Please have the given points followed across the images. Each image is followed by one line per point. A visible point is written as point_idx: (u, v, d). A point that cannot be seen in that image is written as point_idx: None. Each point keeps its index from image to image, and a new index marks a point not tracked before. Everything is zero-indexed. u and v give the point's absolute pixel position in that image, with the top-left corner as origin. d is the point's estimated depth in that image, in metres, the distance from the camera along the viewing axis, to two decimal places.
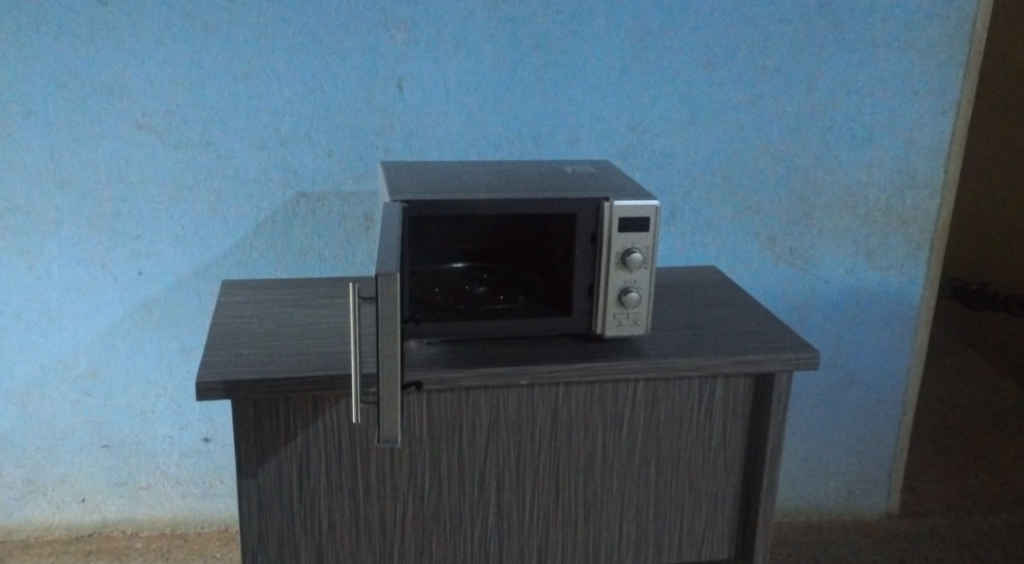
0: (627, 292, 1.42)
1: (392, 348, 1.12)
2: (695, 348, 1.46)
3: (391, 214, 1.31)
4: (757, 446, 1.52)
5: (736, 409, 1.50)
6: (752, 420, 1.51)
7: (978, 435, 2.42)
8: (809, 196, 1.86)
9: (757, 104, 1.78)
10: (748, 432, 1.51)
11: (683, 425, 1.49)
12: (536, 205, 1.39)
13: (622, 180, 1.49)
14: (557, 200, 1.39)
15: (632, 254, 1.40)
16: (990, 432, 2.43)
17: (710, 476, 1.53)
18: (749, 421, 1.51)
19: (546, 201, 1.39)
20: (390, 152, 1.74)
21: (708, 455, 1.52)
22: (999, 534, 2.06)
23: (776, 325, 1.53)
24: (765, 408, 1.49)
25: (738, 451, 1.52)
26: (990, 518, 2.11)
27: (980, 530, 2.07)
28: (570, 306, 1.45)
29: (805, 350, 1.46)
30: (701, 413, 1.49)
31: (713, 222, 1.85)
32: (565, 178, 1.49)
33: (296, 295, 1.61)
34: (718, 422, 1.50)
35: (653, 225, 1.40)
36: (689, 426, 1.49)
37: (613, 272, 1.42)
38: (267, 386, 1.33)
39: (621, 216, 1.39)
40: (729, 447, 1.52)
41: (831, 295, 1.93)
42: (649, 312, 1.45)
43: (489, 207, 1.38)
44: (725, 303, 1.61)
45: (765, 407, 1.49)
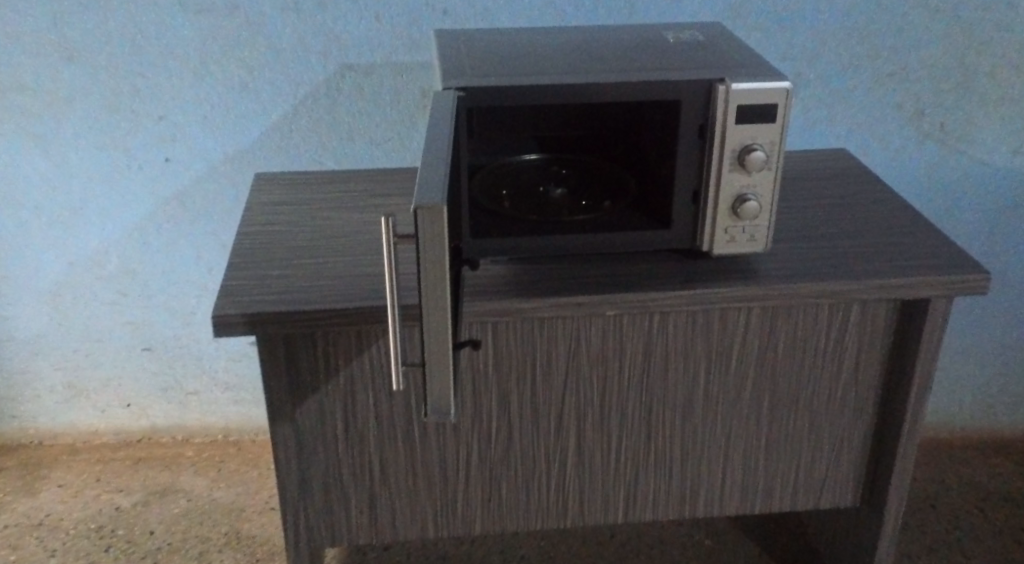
0: (744, 200, 1.13)
1: (440, 301, 0.85)
2: (826, 268, 1.17)
3: (443, 107, 1.02)
4: (896, 383, 1.24)
5: (873, 339, 1.22)
6: (892, 351, 1.23)
7: None
8: (970, 59, 1.50)
9: None
10: (888, 365, 1.24)
11: (806, 358, 1.22)
12: (630, 90, 1.09)
13: (741, 51, 1.17)
14: (657, 82, 1.09)
15: (752, 152, 1.10)
16: None
17: (835, 414, 1.27)
18: (890, 353, 1.23)
19: (641, 84, 1.09)
20: (451, 14, 1.44)
21: (835, 392, 1.25)
22: None
23: (931, 237, 1.23)
24: (912, 339, 1.21)
25: (872, 387, 1.25)
26: None
27: None
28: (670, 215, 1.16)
29: (970, 269, 1.16)
30: (830, 344, 1.21)
31: (845, 93, 1.51)
32: (666, 52, 1.17)
33: (338, 194, 1.35)
34: (850, 355, 1.22)
35: (780, 113, 1.09)
36: (813, 358, 1.22)
37: (727, 174, 1.12)
38: (295, 321, 1.09)
39: (739, 103, 1.08)
40: (861, 382, 1.25)
41: (988, 182, 1.60)
42: (770, 224, 1.15)
43: (568, 94, 1.08)
44: (864, 205, 1.30)
45: (913, 338, 1.20)
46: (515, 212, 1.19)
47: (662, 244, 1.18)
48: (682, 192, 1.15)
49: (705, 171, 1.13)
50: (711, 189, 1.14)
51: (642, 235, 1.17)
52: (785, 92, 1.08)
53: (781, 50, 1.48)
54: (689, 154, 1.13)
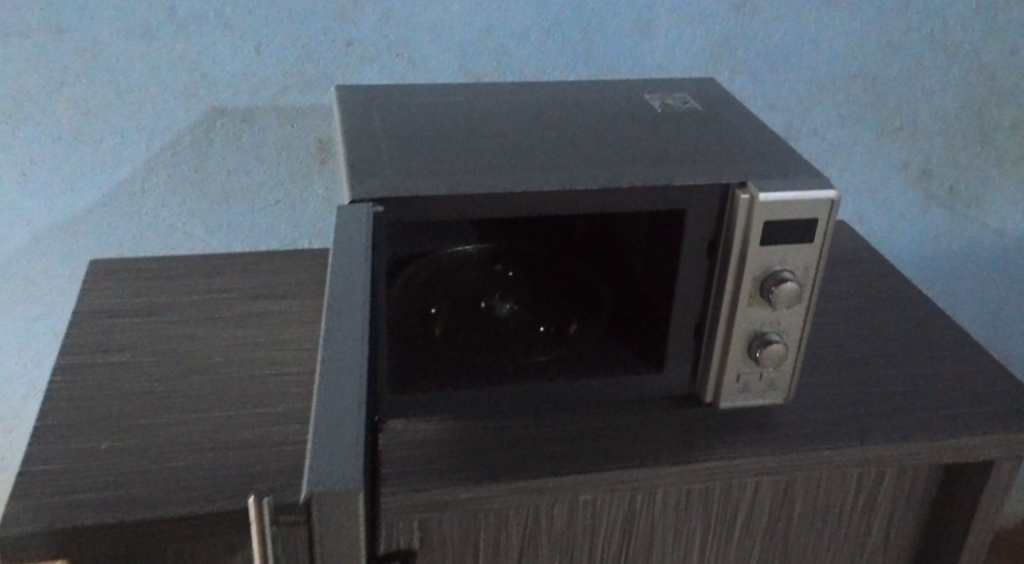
0: (766, 341, 0.83)
1: None
2: (863, 422, 0.88)
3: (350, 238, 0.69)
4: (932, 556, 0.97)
5: (911, 504, 0.94)
6: (933, 518, 0.95)
7: None
8: (988, 111, 1.26)
9: None
10: (925, 533, 0.96)
11: (828, 527, 0.93)
12: (615, 198, 0.77)
13: (755, 132, 0.87)
14: (653, 187, 0.78)
15: (782, 282, 0.80)
16: None
17: None
18: (929, 521, 0.95)
19: (631, 190, 0.77)
20: (358, 47, 1.12)
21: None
22: None
23: (976, 366, 0.97)
24: (957, 510, 0.93)
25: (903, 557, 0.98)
26: None
27: None
28: (662, 355, 0.86)
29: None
30: (859, 511, 0.93)
31: (842, 149, 1.25)
32: (656, 130, 0.86)
33: (192, 302, 0.99)
34: (880, 523, 0.94)
35: (820, 230, 0.79)
36: (834, 531, 0.93)
37: (743, 307, 0.82)
38: (119, 542, 0.73)
39: (766, 216, 0.78)
40: (891, 553, 0.97)
41: (998, 254, 1.36)
42: (795, 368, 0.86)
43: (530, 203, 0.76)
44: (885, 316, 1.04)
45: (961, 510, 0.93)
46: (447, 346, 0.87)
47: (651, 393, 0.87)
48: (679, 328, 0.84)
49: (712, 302, 0.83)
50: (721, 324, 0.83)
51: (624, 382, 0.86)
52: (829, 201, 0.78)
53: (771, 95, 1.20)
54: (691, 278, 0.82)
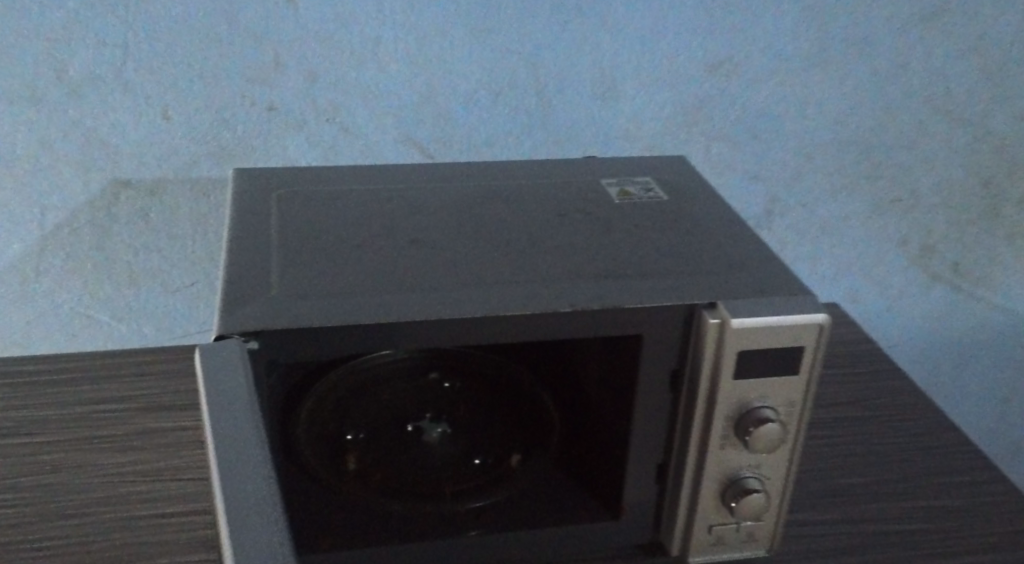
0: (742, 489, 0.69)
1: None
2: None
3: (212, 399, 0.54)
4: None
5: None
6: None
7: None
8: (999, 182, 1.12)
9: (928, 33, 1.02)
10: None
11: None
12: (554, 325, 0.63)
13: (731, 231, 0.73)
14: (600, 313, 0.63)
15: (762, 423, 0.66)
16: None
17: None
18: None
19: (573, 317, 0.63)
20: (281, 113, 0.98)
21: None
22: None
23: (993, 498, 0.83)
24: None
25: None
26: None
27: None
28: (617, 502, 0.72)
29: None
30: None
31: (834, 225, 1.11)
32: (612, 232, 0.72)
33: (77, 421, 0.85)
34: None
35: (806, 361, 0.65)
36: None
37: (714, 450, 0.68)
38: None
39: (740, 345, 0.63)
40: None
41: (1011, 339, 1.21)
42: (778, 517, 0.71)
43: (449, 334, 0.62)
44: (884, 432, 0.90)
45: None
46: (363, 482, 0.71)
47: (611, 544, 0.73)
48: (639, 472, 0.70)
49: (677, 443, 0.69)
50: (689, 469, 0.69)
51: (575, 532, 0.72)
52: (816, 326, 0.64)
53: (754, 166, 1.06)
54: (652, 416, 0.68)
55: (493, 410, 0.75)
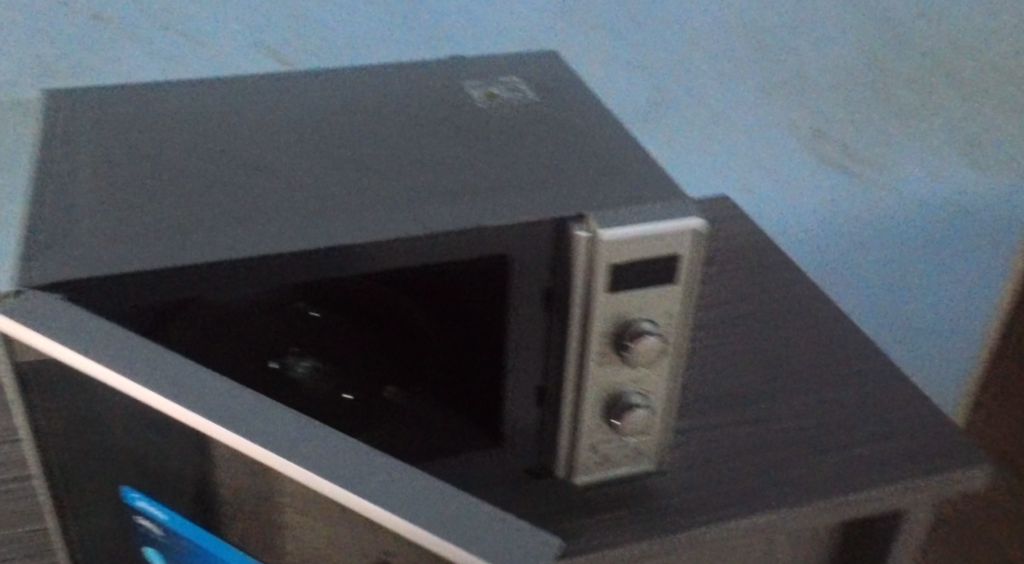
0: (627, 407, 0.65)
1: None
2: (753, 480, 0.73)
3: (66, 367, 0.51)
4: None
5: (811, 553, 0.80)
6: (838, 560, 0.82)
7: None
8: (887, 59, 1.08)
9: None
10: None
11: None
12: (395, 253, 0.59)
13: (605, 133, 0.68)
14: (446, 236, 0.59)
15: (641, 337, 0.62)
16: None
17: None
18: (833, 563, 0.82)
19: (414, 243, 0.59)
20: (112, 21, 0.87)
21: None
22: None
23: (883, 386, 0.82)
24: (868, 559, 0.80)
25: None
26: None
27: None
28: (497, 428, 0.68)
29: (956, 458, 0.75)
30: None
31: (723, 112, 1.07)
32: (476, 142, 0.67)
33: None
34: None
35: (684, 268, 0.61)
36: None
37: (594, 369, 0.64)
38: None
39: (612, 259, 0.59)
40: None
41: (903, 219, 1.21)
42: (667, 429, 0.68)
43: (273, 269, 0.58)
44: (776, 327, 0.88)
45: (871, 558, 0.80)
46: None
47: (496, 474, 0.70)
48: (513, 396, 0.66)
49: (552, 364, 0.65)
50: (566, 390, 0.65)
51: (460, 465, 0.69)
52: (692, 232, 0.59)
53: (638, 56, 1.01)
54: (523, 336, 0.64)
55: (367, 340, 0.68)
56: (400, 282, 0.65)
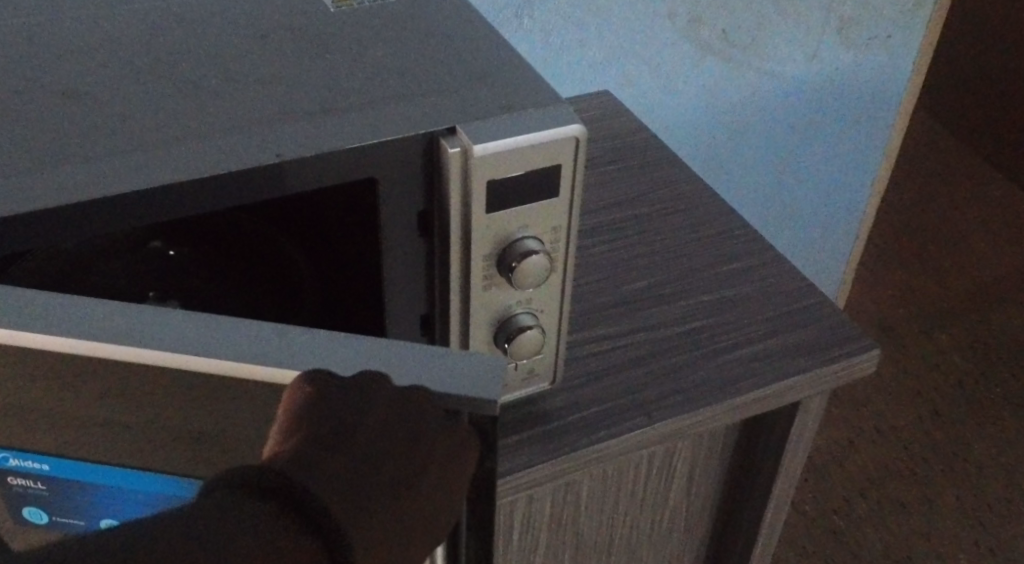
0: (516, 328, 0.61)
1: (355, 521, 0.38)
2: (651, 388, 0.71)
3: None
4: (740, 500, 0.85)
5: (710, 448, 0.80)
6: (737, 454, 0.82)
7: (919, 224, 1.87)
8: None
9: None
10: (728, 471, 0.84)
11: (616, 504, 0.79)
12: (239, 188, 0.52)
13: (468, 34, 0.62)
14: (298, 164, 0.52)
15: (526, 257, 0.58)
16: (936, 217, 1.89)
17: (661, 541, 0.86)
18: (732, 456, 0.83)
19: (261, 174, 0.52)
20: None
21: (660, 519, 0.84)
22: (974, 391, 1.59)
23: (773, 279, 0.81)
24: (767, 451, 0.80)
25: (708, 496, 0.85)
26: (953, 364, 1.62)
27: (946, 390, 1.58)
28: None
29: (846, 345, 0.76)
30: (655, 471, 0.78)
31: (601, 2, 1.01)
32: (327, 52, 0.60)
33: None
34: (679, 474, 0.81)
35: (566, 179, 0.57)
36: (630, 496, 0.79)
37: (478, 293, 0.59)
38: None
39: (489, 175, 0.54)
40: (695, 496, 0.84)
41: (783, 102, 1.19)
42: (559, 346, 0.65)
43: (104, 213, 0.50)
44: (664, 227, 0.85)
45: (769, 451, 0.80)
46: None
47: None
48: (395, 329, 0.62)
49: (435, 291, 0.60)
50: (451, 318, 0.61)
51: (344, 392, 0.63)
52: (572, 138, 0.55)
53: None
54: (401, 265, 0.59)
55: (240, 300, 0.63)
56: (263, 212, 0.62)
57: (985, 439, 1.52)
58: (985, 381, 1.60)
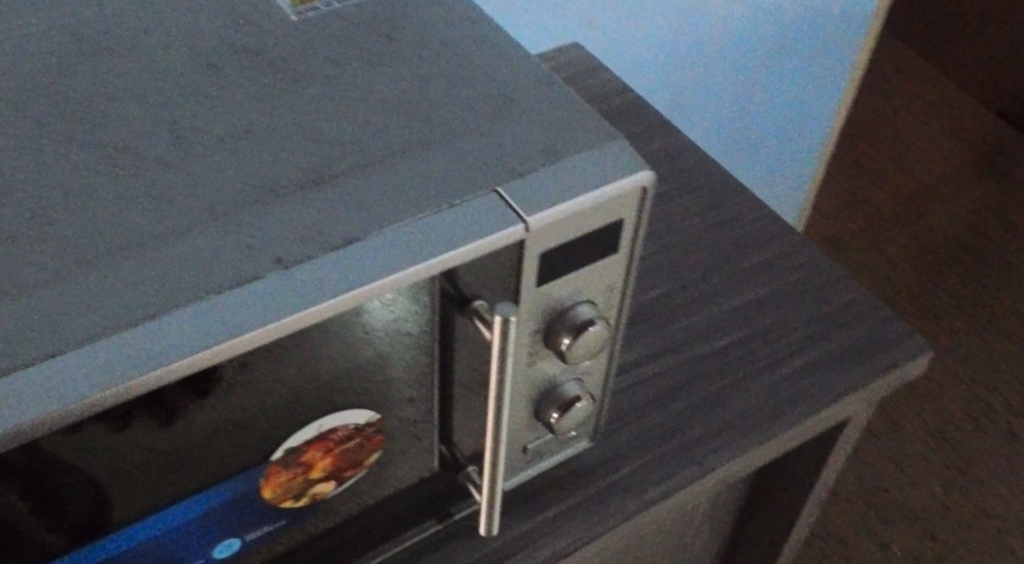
0: (568, 404, 0.50)
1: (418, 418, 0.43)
2: (698, 431, 0.61)
3: None
4: (764, 504, 0.77)
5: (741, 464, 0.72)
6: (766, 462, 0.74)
7: (859, 135, 1.82)
8: None
9: None
10: (753, 478, 0.76)
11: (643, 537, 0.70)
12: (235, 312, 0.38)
13: (474, 45, 0.48)
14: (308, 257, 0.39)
15: (580, 329, 0.46)
16: (877, 128, 1.83)
17: (683, 556, 0.78)
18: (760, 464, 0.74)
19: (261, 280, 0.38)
20: None
21: (685, 537, 0.76)
22: (931, 310, 1.55)
23: (800, 273, 0.71)
24: (801, 460, 0.72)
25: (732, 504, 0.77)
26: (908, 286, 1.57)
27: (905, 312, 1.54)
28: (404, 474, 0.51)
29: (898, 345, 0.67)
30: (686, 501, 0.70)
31: None
32: (297, 87, 0.45)
33: None
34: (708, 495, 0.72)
35: (628, 232, 0.45)
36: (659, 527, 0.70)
37: (519, 375, 0.48)
38: None
39: (541, 248, 0.42)
40: (719, 509, 0.76)
41: (751, 31, 1.07)
42: (605, 403, 0.55)
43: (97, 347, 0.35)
44: (669, 215, 0.75)
45: (805, 459, 0.72)
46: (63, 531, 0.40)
47: (393, 519, 0.52)
48: (408, 432, 0.49)
49: (455, 389, 0.47)
50: (478, 417, 0.48)
51: (309, 522, 0.48)
52: (641, 188, 0.43)
53: None
54: (415, 360, 0.46)
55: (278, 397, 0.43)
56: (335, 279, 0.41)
57: (944, 356, 1.50)
58: (938, 294, 1.57)
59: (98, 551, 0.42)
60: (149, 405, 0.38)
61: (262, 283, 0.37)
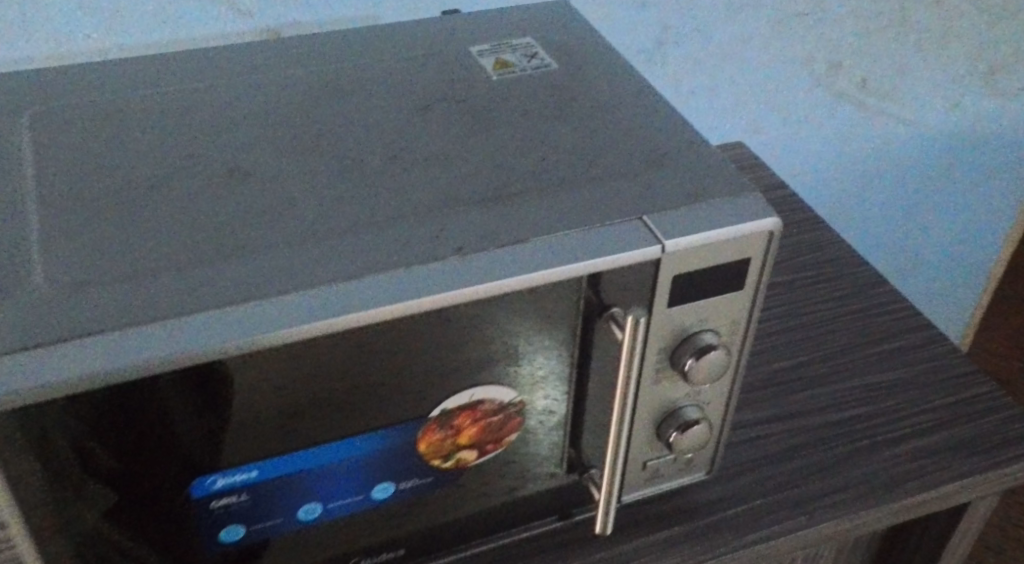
0: (687, 425, 0.57)
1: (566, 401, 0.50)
2: (813, 486, 0.65)
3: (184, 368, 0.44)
4: None
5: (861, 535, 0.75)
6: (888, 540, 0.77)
7: None
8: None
9: None
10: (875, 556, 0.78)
11: None
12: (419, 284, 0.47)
13: (642, 110, 0.57)
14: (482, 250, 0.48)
15: (703, 351, 0.53)
16: None
17: None
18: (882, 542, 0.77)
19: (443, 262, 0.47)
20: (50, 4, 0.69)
21: None
22: None
23: (932, 362, 0.75)
24: (923, 542, 0.74)
25: None
26: None
27: None
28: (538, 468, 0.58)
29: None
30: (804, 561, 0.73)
31: (744, 59, 0.94)
32: (491, 129, 0.55)
33: None
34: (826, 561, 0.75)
35: (753, 271, 0.52)
36: None
37: (647, 388, 0.55)
38: None
39: (675, 270, 0.50)
40: None
41: (916, 152, 1.12)
42: (723, 437, 0.61)
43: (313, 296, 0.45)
44: (812, 299, 0.80)
45: (926, 540, 0.74)
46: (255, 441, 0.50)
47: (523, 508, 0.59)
48: (544, 429, 0.56)
49: (590, 393, 0.55)
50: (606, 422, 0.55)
51: (451, 492, 0.56)
52: (767, 230, 0.50)
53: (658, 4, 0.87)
54: (558, 360, 0.54)
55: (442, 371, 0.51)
56: None
57: None
58: None
59: (275, 468, 0.51)
60: (341, 351, 0.47)
61: (442, 265, 0.47)
